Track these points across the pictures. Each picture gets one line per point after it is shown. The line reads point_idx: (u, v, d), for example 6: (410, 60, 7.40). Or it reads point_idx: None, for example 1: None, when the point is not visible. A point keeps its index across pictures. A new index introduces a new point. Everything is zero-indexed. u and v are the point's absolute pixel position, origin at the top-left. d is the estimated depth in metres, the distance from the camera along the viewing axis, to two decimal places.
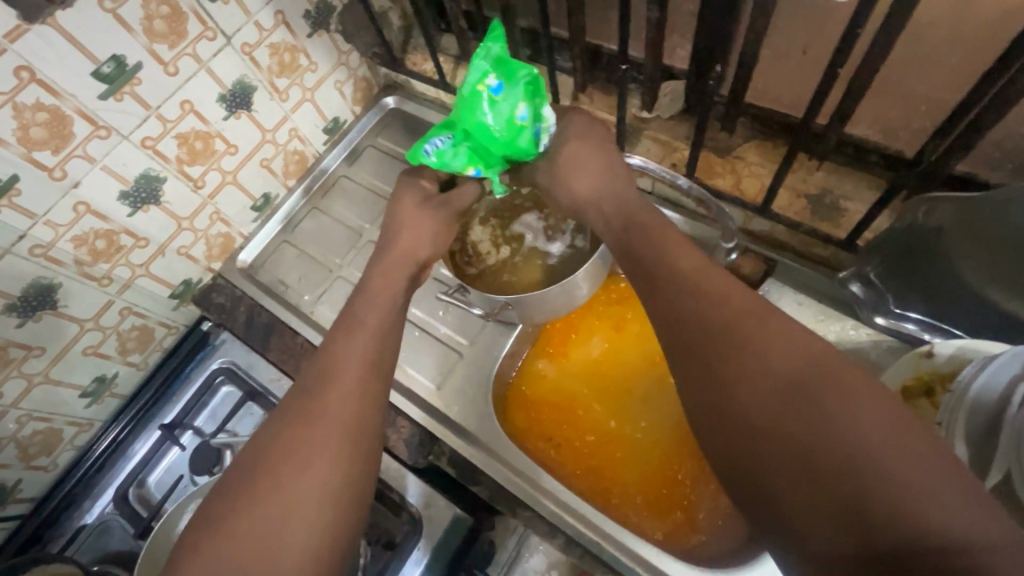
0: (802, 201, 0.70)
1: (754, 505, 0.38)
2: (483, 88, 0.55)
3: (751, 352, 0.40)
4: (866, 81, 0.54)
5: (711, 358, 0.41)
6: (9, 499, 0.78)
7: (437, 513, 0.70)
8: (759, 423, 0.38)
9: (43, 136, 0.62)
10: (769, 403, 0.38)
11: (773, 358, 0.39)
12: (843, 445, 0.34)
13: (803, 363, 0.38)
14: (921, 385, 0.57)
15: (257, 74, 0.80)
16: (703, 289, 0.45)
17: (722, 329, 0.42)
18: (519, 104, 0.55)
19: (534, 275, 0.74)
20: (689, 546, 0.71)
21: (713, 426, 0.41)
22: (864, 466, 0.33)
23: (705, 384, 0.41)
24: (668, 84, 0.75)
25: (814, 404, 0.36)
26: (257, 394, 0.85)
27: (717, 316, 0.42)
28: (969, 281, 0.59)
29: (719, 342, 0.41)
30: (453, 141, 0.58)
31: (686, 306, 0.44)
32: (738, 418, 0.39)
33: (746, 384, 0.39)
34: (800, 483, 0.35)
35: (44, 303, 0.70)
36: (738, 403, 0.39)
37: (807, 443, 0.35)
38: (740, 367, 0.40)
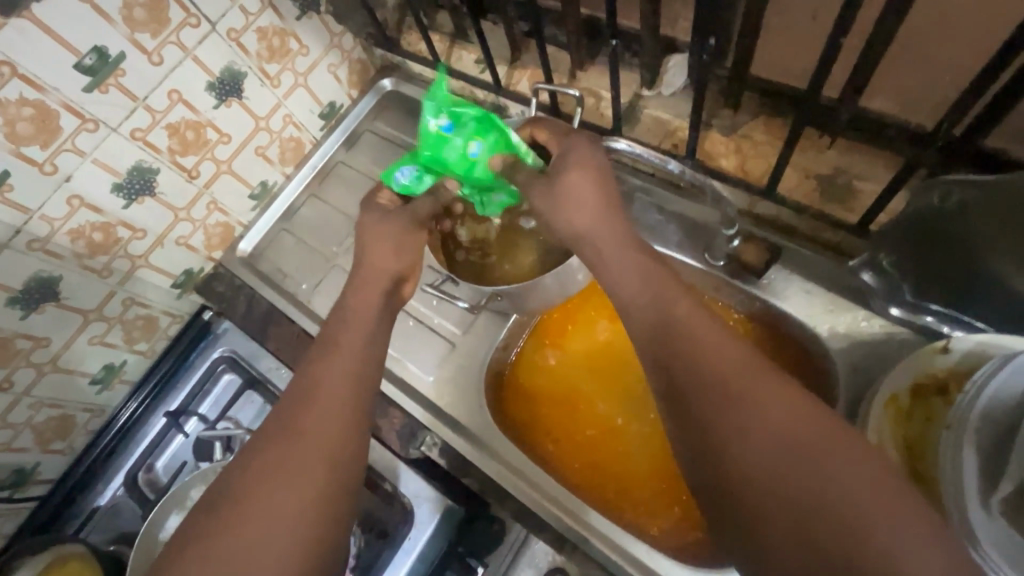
0: (811, 181, 0.65)
1: (752, 559, 0.39)
2: (434, 128, 0.63)
3: (747, 407, 0.41)
4: (879, 49, 0.49)
5: (710, 411, 0.42)
6: (30, 481, 0.81)
7: (426, 504, 0.71)
8: (755, 478, 0.39)
9: (31, 131, 0.63)
10: (766, 459, 0.39)
11: (771, 414, 0.40)
12: (839, 504, 0.36)
13: (797, 421, 0.40)
14: (934, 384, 0.53)
15: (245, 60, 0.78)
16: (696, 333, 0.46)
17: (718, 380, 0.43)
18: (471, 142, 0.63)
19: (525, 268, 0.72)
20: (685, 542, 0.68)
21: (706, 476, 0.42)
22: (858, 524, 0.35)
23: (703, 437, 0.42)
24: (673, 57, 0.70)
25: (809, 462, 0.38)
26: (256, 383, 0.87)
27: (711, 364, 0.44)
28: (994, 269, 0.53)
29: (717, 394, 0.42)
30: (414, 167, 0.65)
31: (686, 345, 0.45)
32: (733, 472, 0.40)
33: (744, 440, 0.40)
34: (796, 539, 0.37)
35: (46, 295, 0.72)
36: (734, 459, 0.40)
37: (803, 502, 0.37)
38: (737, 423, 0.41)
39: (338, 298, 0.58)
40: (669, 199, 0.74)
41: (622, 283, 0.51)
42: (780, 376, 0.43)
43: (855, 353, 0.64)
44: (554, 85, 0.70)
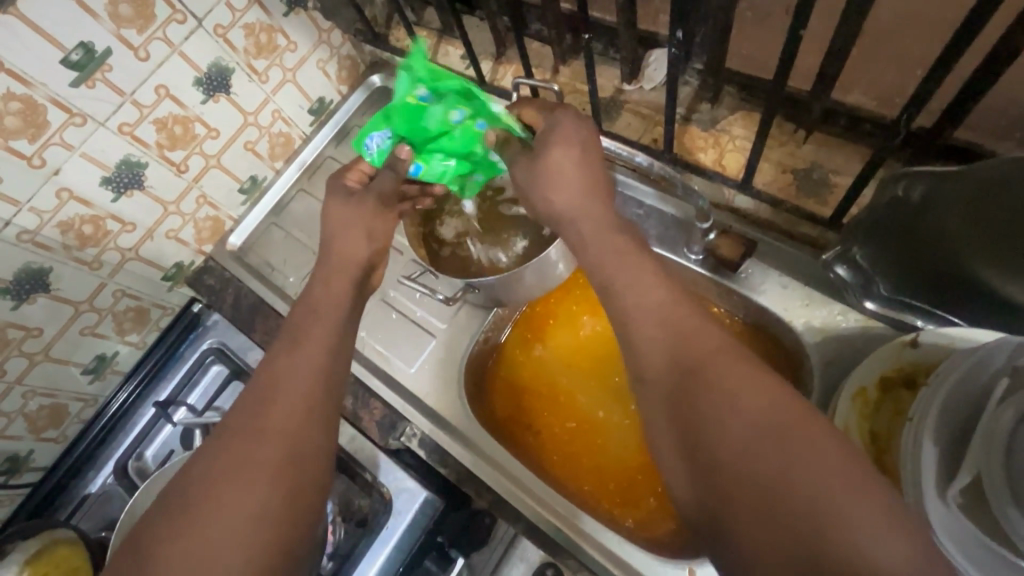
0: (788, 176, 0.65)
1: (719, 547, 0.38)
2: (413, 99, 0.62)
3: (719, 393, 0.40)
4: (847, 41, 0.49)
5: (684, 398, 0.42)
6: (23, 468, 0.83)
7: (406, 493, 0.71)
8: (724, 466, 0.38)
9: (19, 124, 0.64)
10: (734, 444, 0.38)
11: (743, 399, 0.39)
12: (807, 495, 0.34)
13: (770, 407, 0.38)
14: (900, 376, 0.54)
15: (233, 56, 0.79)
16: (677, 323, 0.45)
17: (696, 367, 0.42)
18: (453, 110, 0.63)
19: (499, 264, 0.74)
20: (659, 536, 0.69)
21: (680, 463, 0.41)
22: (824, 514, 0.33)
23: (676, 422, 0.42)
24: (652, 53, 0.71)
25: (779, 446, 0.36)
26: (242, 373, 0.89)
27: (689, 353, 0.43)
28: (963, 264, 0.53)
29: (689, 381, 0.42)
30: (394, 139, 0.64)
31: (657, 337, 0.45)
32: (703, 458, 0.39)
33: (714, 425, 0.39)
34: (760, 529, 0.35)
35: (36, 287, 0.73)
36: (704, 444, 0.40)
37: (771, 489, 0.35)
38: (708, 407, 0.40)
39: (313, 290, 0.60)
40: (649, 192, 0.74)
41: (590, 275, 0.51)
42: (755, 363, 0.42)
43: (828, 348, 0.64)
44: (534, 80, 0.70)
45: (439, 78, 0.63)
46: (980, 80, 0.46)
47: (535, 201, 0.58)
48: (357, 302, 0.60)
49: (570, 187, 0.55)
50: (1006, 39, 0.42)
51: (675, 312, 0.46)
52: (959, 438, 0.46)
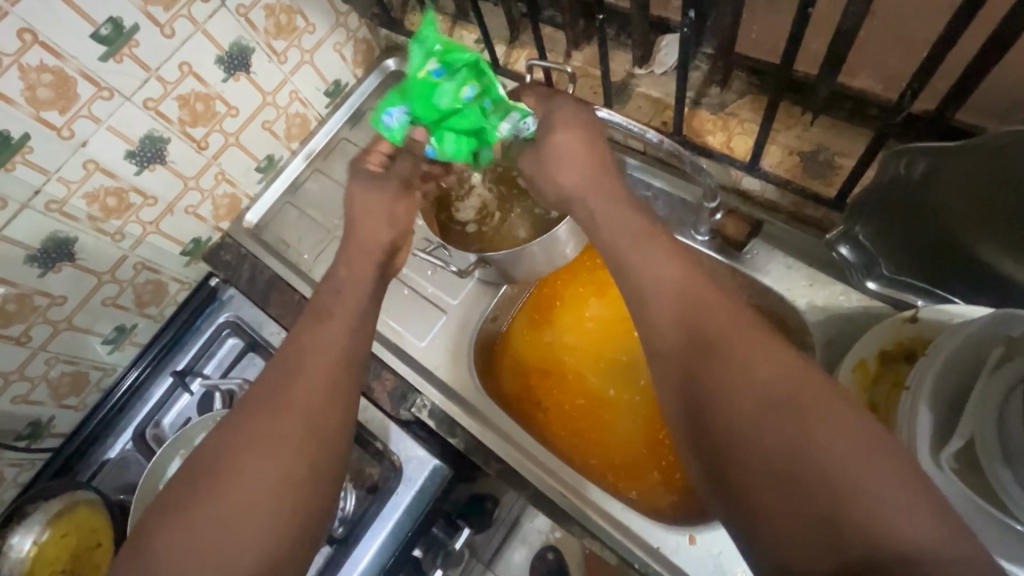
0: (794, 158, 0.67)
1: (731, 514, 0.39)
2: (425, 72, 0.61)
3: (734, 365, 0.41)
4: (855, 24, 0.51)
5: (697, 368, 0.43)
6: (45, 433, 0.87)
7: (415, 462, 0.73)
8: (738, 437, 0.39)
9: (50, 96, 0.67)
10: (749, 415, 0.39)
11: (758, 371, 0.41)
12: (822, 462, 0.36)
13: (784, 378, 0.40)
14: (902, 351, 0.56)
15: (254, 36, 0.81)
16: (690, 297, 0.46)
17: (709, 342, 0.43)
18: (465, 85, 0.61)
19: (515, 238, 0.76)
20: (661, 506, 0.71)
21: (694, 436, 0.42)
22: (837, 480, 0.35)
23: (690, 395, 0.43)
24: (666, 37, 0.73)
25: (794, 415, 0.38)
26: (258, 346, 0.91)
27: (702, 328, 0.44)
28: (962, 241, 0.55)
29: (703, 351, 0.43)
30: (411, 116, 0.63)
31: (664, 299, 0.46)
32: (720, 429, 0.40)
33: (729, 395, 0.41)
34: (776, 496, 0.37)
35: (62, 255, 0.76)
36: (718, 414, 0.41)
37: (786, 456, 0.37)
38: (724, 379, 0.41)
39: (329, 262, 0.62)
40: (659, 174, 0.75)
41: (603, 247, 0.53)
42: (765, 334, 0.43)
43: (830, 326, 0.66)
44: (546, 62, 0.72)
45: (449, 54, 0.61)
46: (983, 61, 0.47)
47: (540, 176, 0.59)
48: (374, 272, 0.62)
49: (579, 161, 0.56)
50: (1009, 21, 0.44)
51: (679, 275, 0.47)
52: (953, 404, 0.48)
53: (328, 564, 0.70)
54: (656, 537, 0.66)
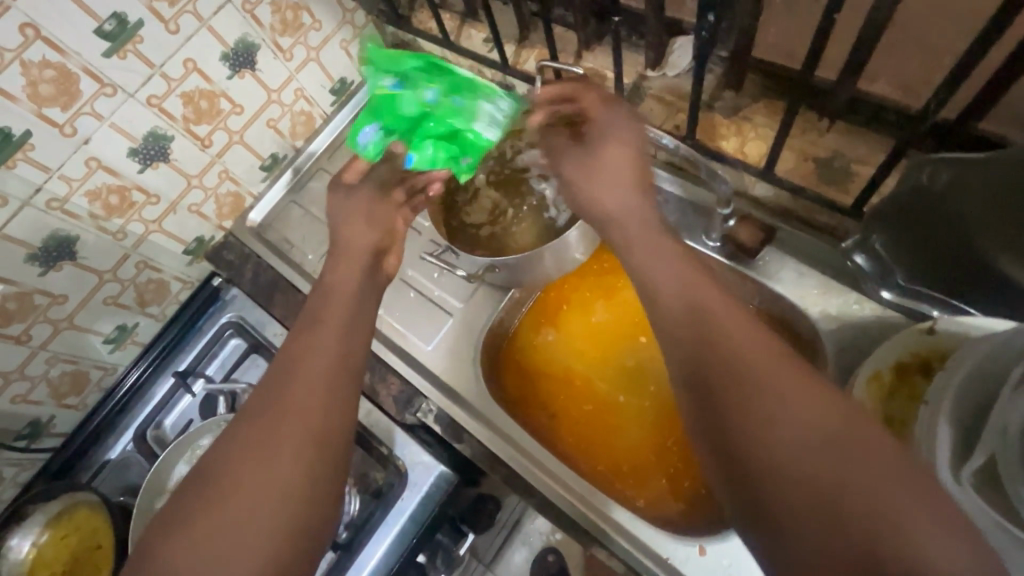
0: (810, 164, 0.66)
1: (766, 549, 0.38)
2: (386, 88, 0.68)
3: (770, 395, 0.39)
4: (878, 29, 0.50)
5: (729, 396, 0.41)
6: (44, 433, 0.85)
7: (421, 468, 0.72)
8: (779, 477, 0.37)
9: (53, 93, 0.66)
10: (786, 449, 0.38)
11: (794, 401, 0.39)
12: (865, 501, 0.35)
13: (822, 409, 0.38)
14: (918, 363, 0.56)
15: (259, 32, 0.80)
16: (721, 321, 0.43)
17: (743, 371, 0.41)
18: (425, 89, 0.68)
19: (525, 240, 0.74)
20: (669, 515, 0.70)
21: (726, 471, 0.40)
22: (882, 520, 0.34)
23: (721, 424, 0.41)
24: (678, 39, 0.72)
25: (833, 451, 0.36)
26: (261, 347, 0.90)
27: (734, 357, 0.42)
28: (981, 253, 0.53)
29: (735, 377, 0.41)
30: (384, 131, 0.68)
31: (694, 323, 0.44)
32: (754, 461, 0.39)
33: (764, 427, 0.39)
34: (817, 535, 0.35)
35: (63, 254, 0.75)
36: (753, 445, 0.39)
37: (826, 494, 0.35)
38: (759, 409, 0.39)
39: (333, 267, 0.60)
40: (668, 178, 0.74)
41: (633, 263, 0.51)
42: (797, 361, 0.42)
43: (843, 335, 0.66)
44: (558, 63, 0.70)
45: (403, 64, 0.68)
46: (1010, 69, 0.46)
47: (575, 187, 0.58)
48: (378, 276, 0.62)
49: (616, 175, 0.55)
50: None
51: (713, 298, 0.45)
52: (972, 418, 0.47)
53: (332, 570, 0.69)
54: (666, 547, 0.65)
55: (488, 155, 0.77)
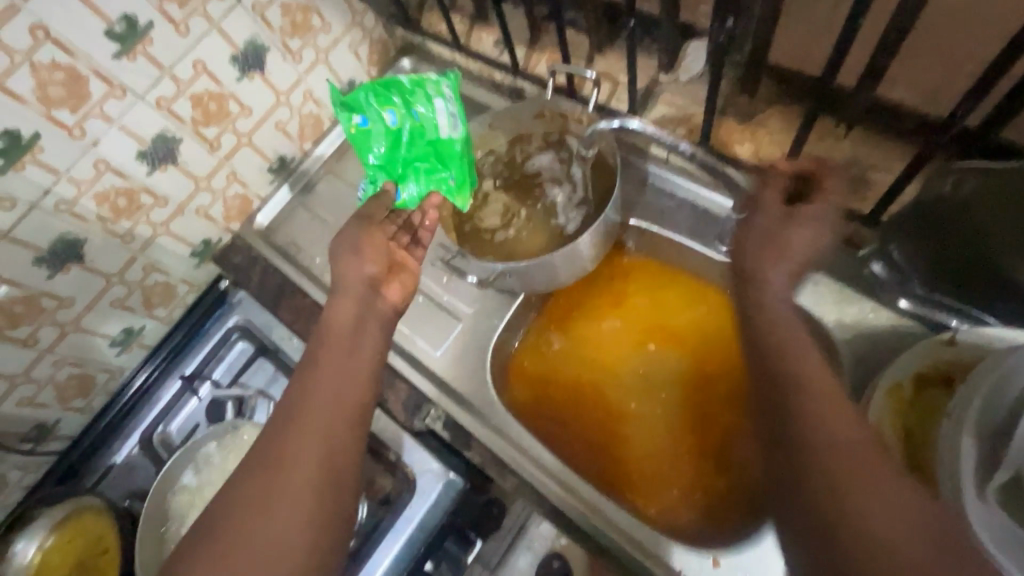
0: (825, 171, 0.65)
1: None
2: (353, 130, 0.63)
3: (869, 482, 0.44)
4: (900, 34, 0.49)
5: (832, 473, 0.45)
6: (50, 436, 0.85)
7: (428, 475, 0.73)
8: (886, 567, 0.41)
9: (62, 94, 0.65)
10: (884, 533, 0.42)
11: (893, 494, 0.43)
12: None
13: (919, 508, 0.43)
14: (939, 374, 0.55)
15: (269, 34, 0.79)
16: (821, 411, 0.48)
17: (843, 461, 0.45)
18: (385, 116, 0.63)
19: (537, 245, 0.73)
20: (681, 526, 0.69)
21: (827, 558, 0.43)
22: None
23: (819, 495, 0.45)
24: (691, 43, 0.72)
25: (929, 546, 0.41)
26: (268, 350, 0.90)
27: (838, 449, 0.46)
28: (1000, 264, 0.54)
29: (840, 457, 0.46)
30: (372, 180, 0.67)
31: (801, 394, 0.50)
32: (851, 538, 0.43)
33: (862, 508, 0.43)
34: None
35: (71, 256, 0.74)
36: (851, 522, 0.43)
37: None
38: (858, 492, 0.44)
39: (345, 276, 0.61)
40: (680, 182, 0.76)
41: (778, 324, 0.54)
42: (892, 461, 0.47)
43: (857, 345, 0.65)
44: (570, 67, 0.70)
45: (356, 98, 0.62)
46: None
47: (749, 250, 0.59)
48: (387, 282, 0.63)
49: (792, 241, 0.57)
50: None
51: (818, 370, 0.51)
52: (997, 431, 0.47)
53: None
54: (678, 558, 0.64)
55: (499, 159, 0.76)
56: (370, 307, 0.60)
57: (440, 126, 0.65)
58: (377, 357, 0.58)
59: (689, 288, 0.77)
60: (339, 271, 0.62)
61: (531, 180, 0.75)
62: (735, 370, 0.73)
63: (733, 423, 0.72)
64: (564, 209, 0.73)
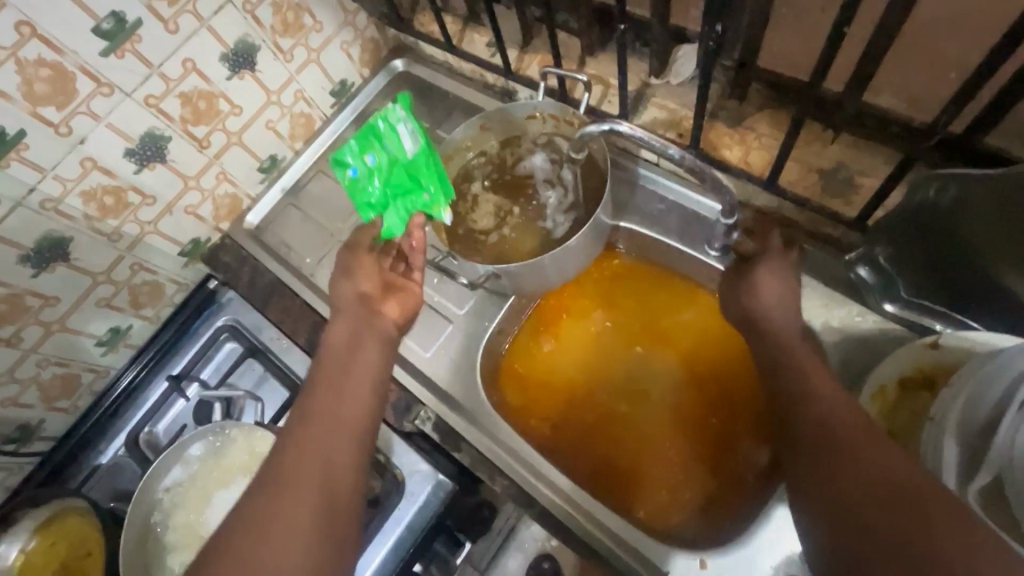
0: (814, 175, 0.66)
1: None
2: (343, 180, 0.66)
3: (863, 454, 0.45)
4: (887, 41, 0.49)
5: (825, 445, 0.47)
6: (34, 437, 0.84)
7: (418, 477, 0.72)
8: (856, 523, 0.42)
9: (48, 91, 0.64)
10: (870, 498, 0.42)
11: (885, 464, 0.43)
12: (939, 554, 0.37)
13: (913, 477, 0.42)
14: (921, 378, 0.56)
15: (260, 33, 0.79)
16: (820, 398, 0.51)
17: (830, 435, 0.47)
18: (365, 158, 0.65)
19: (528, 247, 0.73)
20: (669, 526, 0.69)
21: (823, 528, 0.44)
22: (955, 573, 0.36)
23: (813, 468, 0.47)
24: (680, 49, 0.71)
25: (918, 507, 0.40)
26: (257, 351, 0.89)
27: (829, 426, 0.48)
28: (985, 269, 0.54)
29: (834, 431, 0.48)
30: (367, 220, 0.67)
31: (798, 381, 0.53)
32: (840, 502, 0.44)
33: (853, 476, 0.44)
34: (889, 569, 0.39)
35: (57, 255, 0.73)
36: (840, 488, 0.44)
37: (901, 536, 0.39)
38: (850, 462, 0.45)
39: (344, 292, 0.65)
40: (671, 186, 0.76)
41: (767, 346, 0.58)
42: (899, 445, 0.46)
43: (847, 347, 0.65)
44: (561, 70, 0.70)
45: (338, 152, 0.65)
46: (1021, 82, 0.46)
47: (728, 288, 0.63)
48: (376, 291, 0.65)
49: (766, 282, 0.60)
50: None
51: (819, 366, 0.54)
52: (978, 434, 0.47)
53: None
54: (667, 560, 0.64)
55: (489, 163, 0.77)
56: (368, 324, 0.63)
57: (412, 149, 0.64)
58: (372, 363, 0.61)
59: (681, 290, 0.77)
60: (337, 291, 0.66)
61: (523, 181, 0.75)
62: (725, 373, 0.73)
63: (720, 424, 0.72)
64: (555, 211, 0.73)
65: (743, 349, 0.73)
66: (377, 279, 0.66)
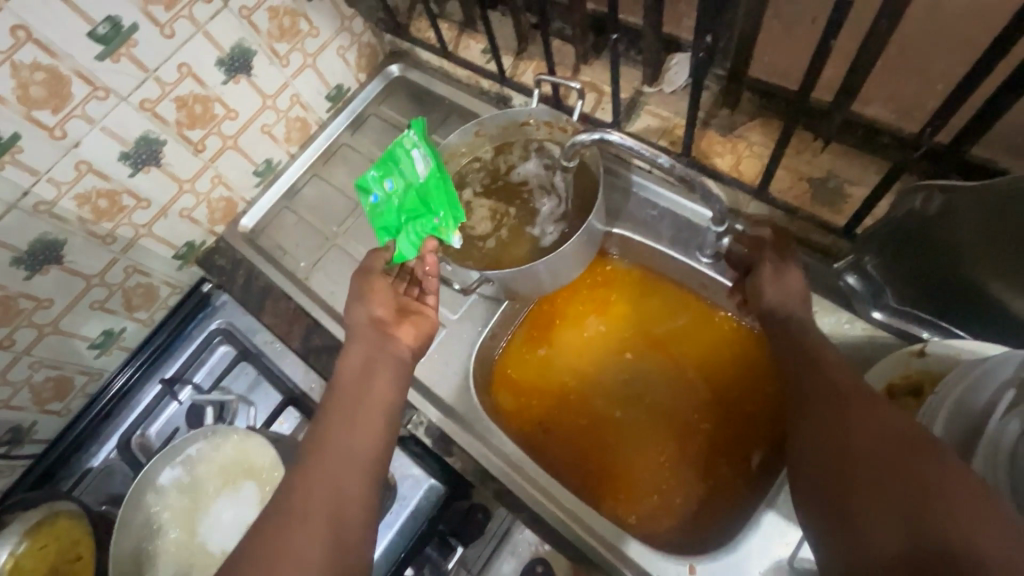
0: (804, 183, 0.66)
1: (833, 517, 0.45)
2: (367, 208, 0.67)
3: (864, 410, 0.47)
4: (873, 54, 0.50)
5: (830, 402, 0.49)
6: (26, 439, 0.84)
7: (410, 482, 0.75)
8: (852, 467, 0.45)
9: (43, 95, 0.65)
10: (870, 446, 0.44)
11: (885, 419, 0.45)
12: (927, 492, 0.40)
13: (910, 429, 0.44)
14: (908, 384, 0.57)
15: (256, 38, 0.79)
16: (825, 363, 0.52)
17: (833, 395, 0.49)
18: (385, 184, 0.65)
19: (519, 252, 0.73)
20: (662, 529, 0.70)
21: (821, 474, 0.47)
22: (938, 509, 0.39)
23: (815, 422, 0.49)
24: (673, 56, 0.73)
25: (912, 453, 0.42)
26: (250, 354, 0.88)
27: (834, 385, 0.50)
28: (972, 278, 0.55)
29: (838, 391, 0.49)
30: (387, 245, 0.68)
31: (804, 352, 0.54)
32: (839, 450, 0.46)
33: (853, 428, 0.46)
34: (878, 506, 0.42)
35: (50, 258, 0.73)
36: (840, 438, 0.46)
37: (893, 477, 0.42)
38: (853, 416, 0.47)
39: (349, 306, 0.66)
40: (663, 194, 0.77)
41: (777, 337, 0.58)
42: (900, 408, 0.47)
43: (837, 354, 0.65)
44: (554, 77, 0.70)
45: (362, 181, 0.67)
46: (1004, 96, 0.47)
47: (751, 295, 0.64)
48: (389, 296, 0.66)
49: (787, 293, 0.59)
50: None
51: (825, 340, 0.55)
52: (964, 444, 0.48)
53: None
54: (656, 565, 0.64)
55: (482, 169, 0.77)
56: (383, 347, 0.63)
57: (423, 172, 0.63)
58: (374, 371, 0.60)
59: (674, 297, 0.77)
60: (350, 316, 0.65)
61: (517, 188, 0.75)
62: (717, 378, 0.74)
63: (711, 429, 0.72)
64: (548, 219, 0.73)
65: (735, 355, 0.74)
66: (392, 304, 0.66)
